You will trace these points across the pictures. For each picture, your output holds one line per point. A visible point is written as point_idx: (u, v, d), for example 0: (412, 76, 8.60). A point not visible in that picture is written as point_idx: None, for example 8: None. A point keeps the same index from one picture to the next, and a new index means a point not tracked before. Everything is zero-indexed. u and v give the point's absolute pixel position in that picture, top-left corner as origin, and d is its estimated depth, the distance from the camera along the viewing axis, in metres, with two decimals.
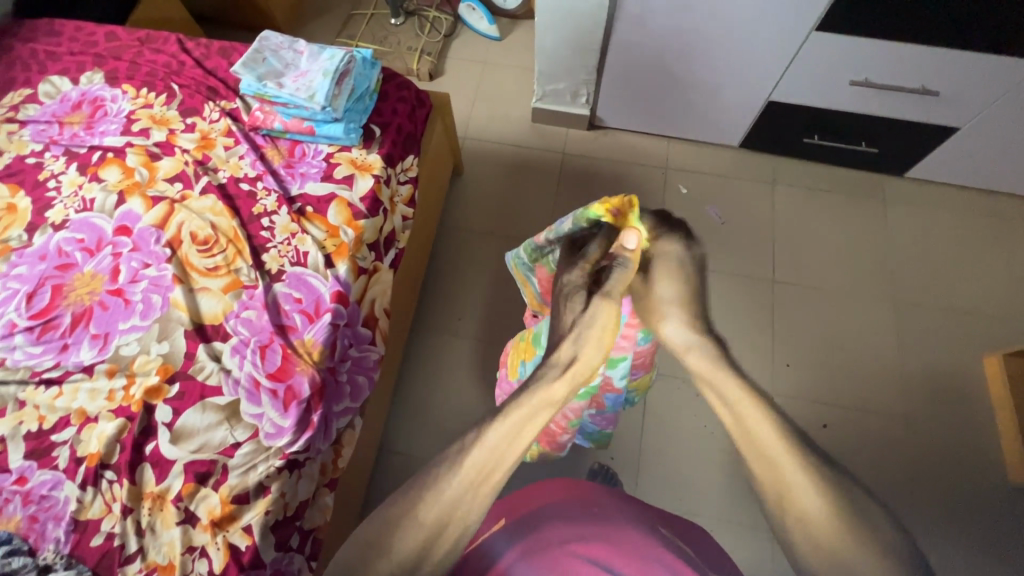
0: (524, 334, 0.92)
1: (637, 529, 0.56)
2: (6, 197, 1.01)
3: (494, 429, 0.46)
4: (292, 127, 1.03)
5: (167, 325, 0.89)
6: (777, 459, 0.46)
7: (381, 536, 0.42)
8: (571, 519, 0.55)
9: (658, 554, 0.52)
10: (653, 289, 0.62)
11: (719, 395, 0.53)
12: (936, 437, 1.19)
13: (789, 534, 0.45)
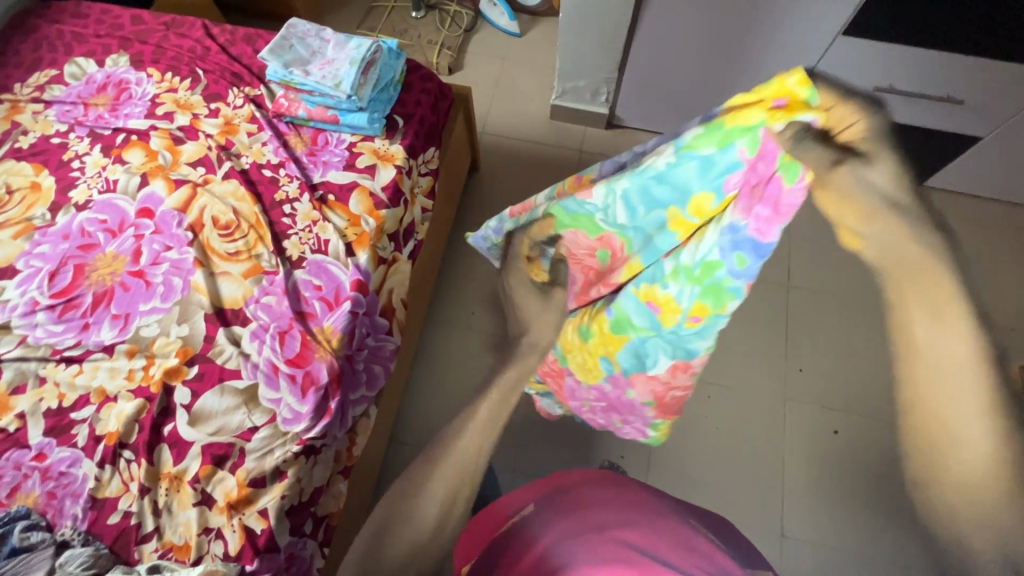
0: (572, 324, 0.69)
1: (666, 521, 0.56)
2: (30, 176, 1.01)
3: (482, 404, 0.52)
4: (316, 115, 1.04)
5: (187, 308, 0.90)
6: (956, 384, 0.34)
7: (398, 508, 0.44)
8: (607, 506, 0.56)
9: (688, 546, 0.52)
10: (863, 182, 0.39)
11: (915, 288, 0.37)
12: None
13: (925, 465, 0.36)
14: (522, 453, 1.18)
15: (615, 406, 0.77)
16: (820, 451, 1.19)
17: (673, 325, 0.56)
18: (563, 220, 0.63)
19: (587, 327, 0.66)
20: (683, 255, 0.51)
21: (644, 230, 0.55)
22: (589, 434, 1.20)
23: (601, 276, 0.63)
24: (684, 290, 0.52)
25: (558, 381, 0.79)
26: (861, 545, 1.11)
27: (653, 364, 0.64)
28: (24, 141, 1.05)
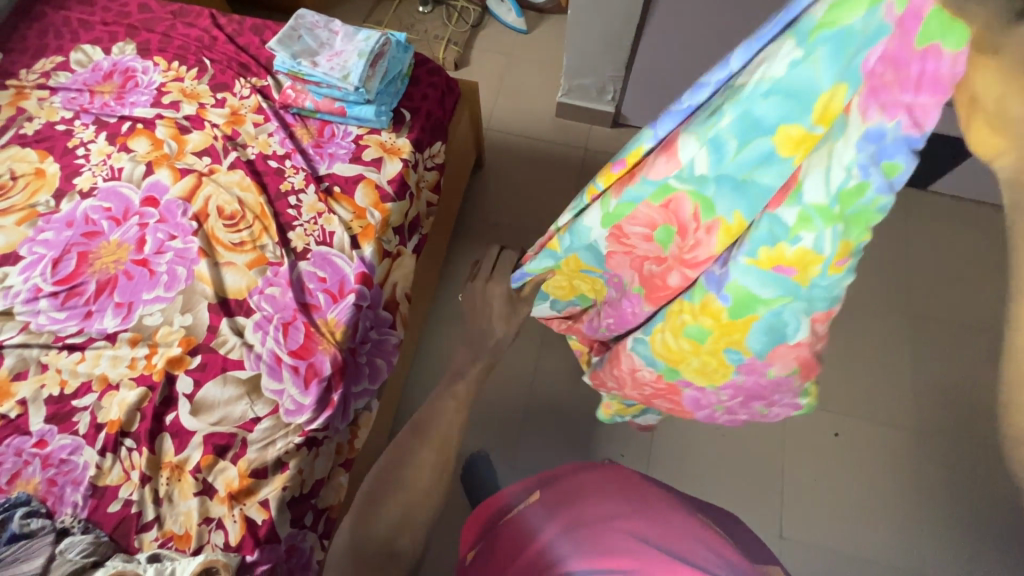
0: (660, 333, 0.62)
1: (673, 514, 0.56)
2: (35, 162, 1.01)
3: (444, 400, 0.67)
4: (324, 107, 1.04)
5: (191, 298, 0.90)
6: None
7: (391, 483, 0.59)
8: (604, 497, 0.56)
9: (695, 539, 0.52)
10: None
11: None
12: (948, 450, 1.20)
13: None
14: (523, 449, 1.18)
15: (757, 394, 0.63)
16: (819, 453, 1.20)
17: (814, 281, 0.48)
18: (620, 206, 0.55)
19: (699, 328, 0.57)
20: (811, 190, 0.43)
21: (743, 172, 0.46)
22: (590, 432, 1.20)
23: (678, 256, 0.55)
24: (821, 234, 0.44)
25: (673, 399, 0.69)
26: (858, 546, 1.12)
27: (793, 332, 0.53)
28: (29, 128, 1.04)
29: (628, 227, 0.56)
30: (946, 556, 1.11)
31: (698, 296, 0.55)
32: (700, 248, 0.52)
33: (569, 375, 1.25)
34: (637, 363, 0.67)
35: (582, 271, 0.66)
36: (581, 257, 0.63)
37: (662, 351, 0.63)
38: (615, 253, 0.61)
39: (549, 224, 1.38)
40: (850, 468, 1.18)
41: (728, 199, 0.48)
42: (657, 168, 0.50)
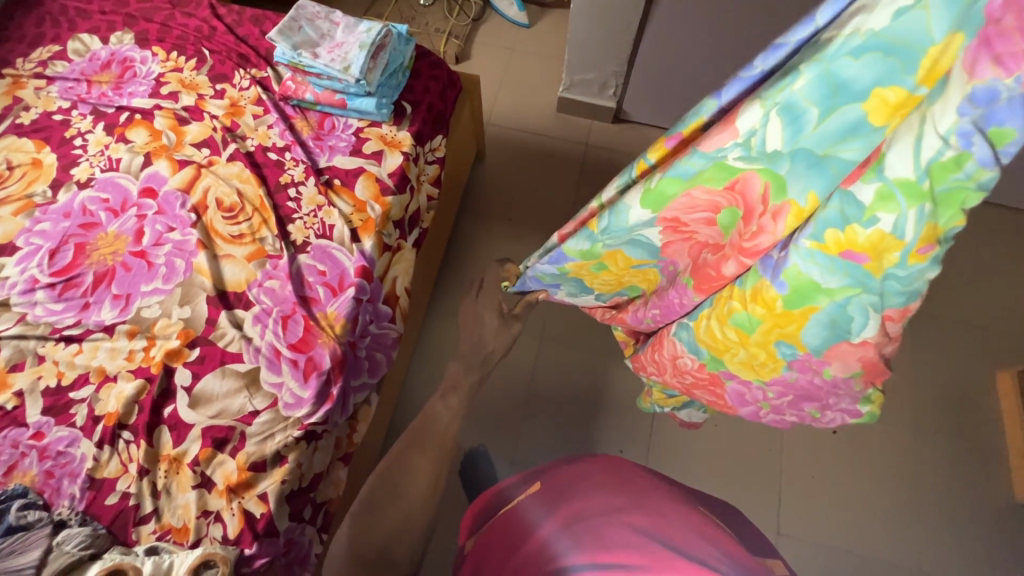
0: (706, 323, 0.63)
1: (676, 509, 0.55)
2: (32, 152, 1.00)
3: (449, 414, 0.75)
4: (324, 99, 1.03)
5: (190, 290, 0.89)
6: None
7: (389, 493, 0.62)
8: (604, 491, 0.56)
9: (698, 535, 0.52)
10: None
11: None
12: (944, 447, 1.20)
13: None
14: (522, 443, 1.18)
15: (809, 394, 0.62)
16: (817, 450, 1.20)
17: (888, 269, 0.46)
18: (665, 182, 0.53)
19: (748, 317, 0.57)
20: (896, 165, 0.41)
21: (824, 145, 0.44)
22: (589, 427, 1.20)
23: (737, 244, 0.55)
24: (902, 215, 0.42)
25: (715, 391, 0.70)
26: (855, 542, 1.12)
27: (858, 329, 0.51)
28: (25, 118, 1.03)
29: (680, 212, 0.56)
30: (942, 553, 1.12)
31: (752, 283, 0.55)
32: (763, 234, 0.51)
33: (572, 370, 1.25)
34: (680, 349, 0.69)
35: (629, 263, 0.67)
36: (626, 248, 0.64)
37: (707, 338, 0.64)
38: (667, 240, 0.61)
39: (548, 220, 1.38)
40: (848, 465, 1.18)
41: (802, 175, 0.46)
42: (713, 140, 0.48)
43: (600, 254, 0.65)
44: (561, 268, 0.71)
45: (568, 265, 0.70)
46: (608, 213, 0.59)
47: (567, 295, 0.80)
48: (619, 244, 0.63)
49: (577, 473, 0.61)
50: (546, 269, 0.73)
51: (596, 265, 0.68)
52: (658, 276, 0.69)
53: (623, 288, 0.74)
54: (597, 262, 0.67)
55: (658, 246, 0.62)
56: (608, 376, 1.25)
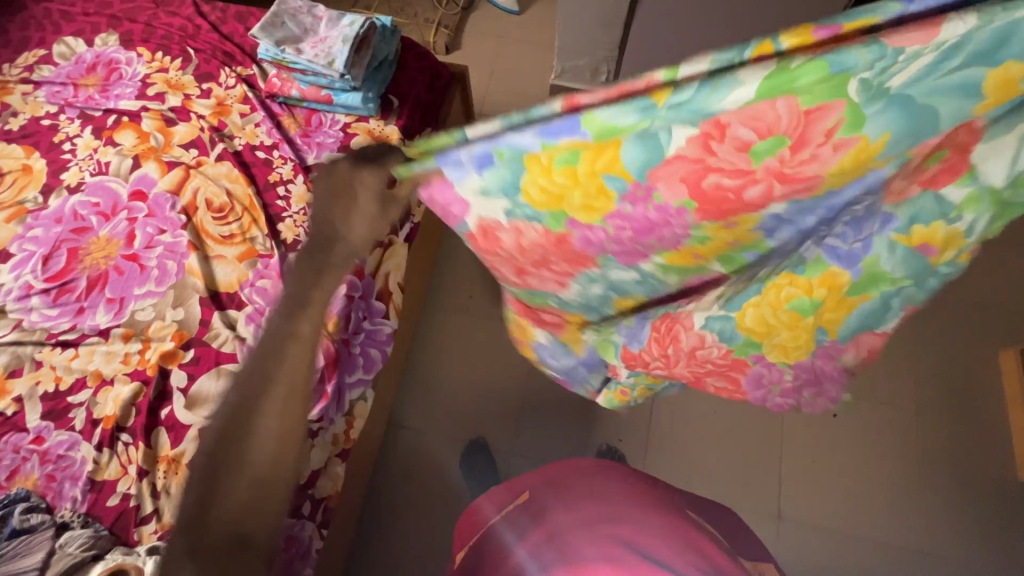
0: (762, 308, 0.57)
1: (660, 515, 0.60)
2: (22, 158, 1.00)
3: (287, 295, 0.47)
4: (310, 95, 1.02)
5: (183, 291, 0.89)
6: None
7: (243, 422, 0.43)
8: (594, 500, 0.62)
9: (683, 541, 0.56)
10: None
11: None
12: (944, 430, 1.20)
13: None
14: (523, 437, 1.18)
15: (815, 381, 0.62)
16: (817, 434, 1.20)
17: (945, 265, 0.48)
18: (809, 68, 0.38)
19: (810, 301, 0.54)
20: (991, 173, 0.43)
21: (928, 94, 0.39)
22: (589, 416, 1.20)
23: (776, 169, 0.45)
24: (983, 217, 0.45)
25: (732, 376, 0.65)
26: (856, 526, 1.12)
27: (885, 318, 0.53)
28: (15, 123, 1.03)
29: (735, 122, 0.43)
30: (944, 534, 1.12)
31: (818, 267, 0.52)
32: (811, 163, 0.44)
33: None
34: (707, 339, 0.61)
35: (603, 172, 0.49)
36: (627, 145, 0.47)
37: (751, 324, 0.58)
38: (685, 153, 0.46)
39: None
40: (847, 448, 1.18)
41: (887, 112, 0.41)
42: (903, 37, 0.36)
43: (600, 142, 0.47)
44: (511, 154, 0.50)
45: (517, 156, 0.50)
46: (699, 85, 0.41)
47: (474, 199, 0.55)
48: (630, 134, 0.46)
49: (563, 481, 0.67)
50: (481, 155, 0.50)
51: (567, 154, 0.48)
52: (568, 229, 0.56)
53: (561, 214, 0.54)
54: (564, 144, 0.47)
55: (656, 162, 0.47)
56: None
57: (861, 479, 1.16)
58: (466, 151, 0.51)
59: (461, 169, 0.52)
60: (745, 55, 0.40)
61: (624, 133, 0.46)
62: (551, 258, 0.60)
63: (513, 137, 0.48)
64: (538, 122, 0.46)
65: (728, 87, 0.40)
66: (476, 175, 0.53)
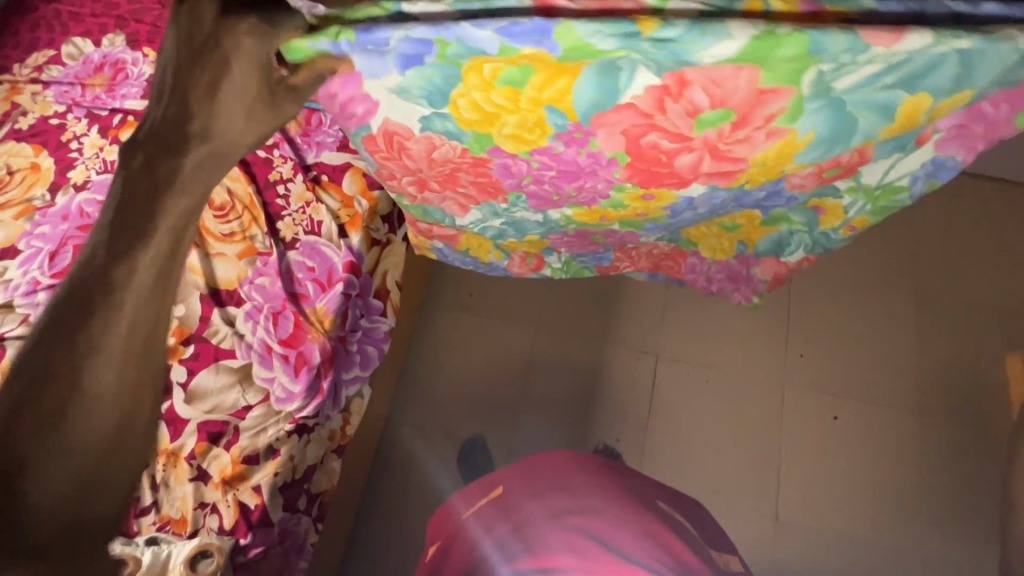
0: (706, 228, 0.87)
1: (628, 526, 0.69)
2: (31, 156, 1.02)
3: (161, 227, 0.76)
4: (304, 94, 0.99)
5: (183, 288, 0.88)
6: None
7: None
8: (566, 494, 0.73)
9: (647, 538, 0.67)
10: None
11: None
12: (946, 433, 1.18)
13: None
14: (520, 433, 1.18)
15: (735, 275, 0.94)
16: (816, 435, 1.19)
17: (829, 227, 0.82)
18: (795, 38, 0.51)
19: (732, 224, 0.85)
20: (869, 174, 0.73)
21: (853, 105, 0.61)
22: (587, 414, 1.20)
23: (712, 142, 0.64)
24: (859, 203, 0.78)
25: (676, 262, 0.97)
26: (855, 529, 1.12)
27: (789, 253, 0.87)
28: (24, 122, 1.06)
29: (696, 80, 0.56)
30: (944, 537, 1.11)
31: (741, 212, 0.81)
32: (742, 141, 0.64)
33: (570, 361, 1.24)
34: (660, 244, 0.92)
35: (547, 103, 0.61)
36: (583, 80, 0.58)
37: (692, 233, 0.89)
38: (639, 104, 0.60)
39: None
40: (848, 450, 1.18)
41: (822, 113, 0.61)
42: (878, 35, 0.51)
43: (564, 66, 0.56)
44: (451, 49, 0.55)
45: (450, 66, 0.58)
46: (689, 28, 0.50)
47: (387, 94, 0.63)
48: (594, 65, 0.56)
49: (533, 479, 0.77)
50: (411, 51, 0.56)
51: (516, 75, 0.58)
52: (487, 155, 0.70)
53: (485, 136, 0.67)
54: (518, 65, 0.57)
55: (607, 106, 0.60)
56: (607, 365, 1.24)
57: (860, 483, 1.15)
58: (402, 32, 0.54)
59: (384, 62, 0.58)
60: (734, 6, 0.52)
61: (591, 60, 0.55)
62: (458, 175, 0.74)
63: (467, 30, 0.52)
64: (509, 20, 0.51)
65: (715, 37, 0.50)
66: (397, 73, 0.60)
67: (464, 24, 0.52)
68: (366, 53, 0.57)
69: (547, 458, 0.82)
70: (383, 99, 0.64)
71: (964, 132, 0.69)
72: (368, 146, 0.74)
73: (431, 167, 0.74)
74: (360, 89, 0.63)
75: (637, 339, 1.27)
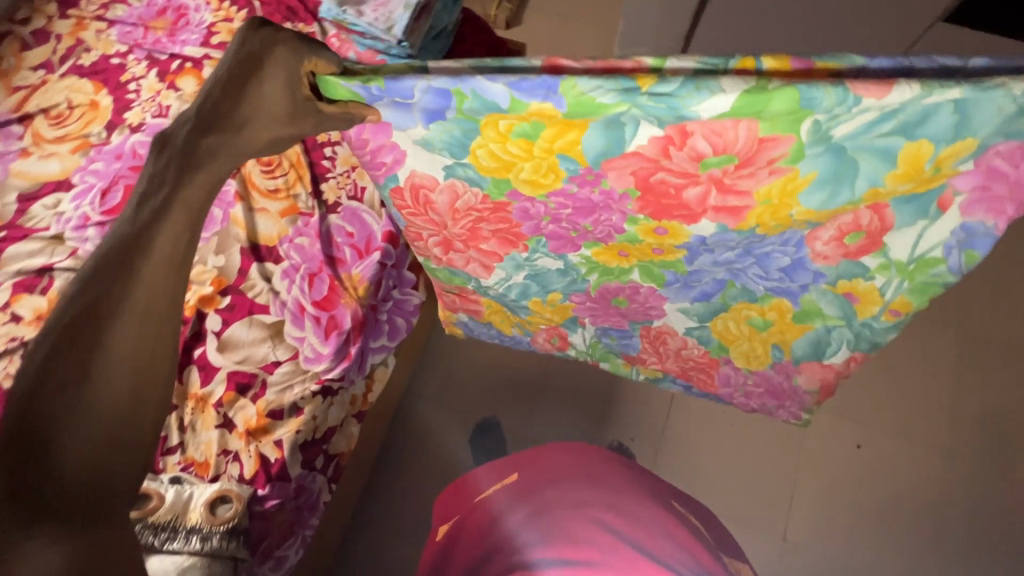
0: (734, 326, 0.86)
1: (647, 526, 0.68)
2: (90, 93, 1.04)
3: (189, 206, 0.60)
4: (364, 58, 0.98)
5: (225, 240, 0.91)
6: None
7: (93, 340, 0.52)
8: (586, 488, 0.73)
9: (666, 540, 0.66)
10: None
11: None
12: (975, 478, 1.15)
13: None
14: (535, 421, 1.18)
15: (774, 390, 0.98)
16: (837, 461, 1.16)
17: (867, 314, 0.77)
18: (785, 92, 0.49)
19: (762, 320, 0.84)
20: (897, 250, 0.69)
21: (858, 151, 0.56)
22: (604, 411, 1.20)
23: (717, 177, 0.61)
24: (892, 284, 0.73)
25: (707, 370, 0.98)
26: (867, 560, 1.09)
27: (831, 348, 0.84)
28: (86, 59, 1.08)
29: (697, 131, 0.55)
30: None
31: (769, 302, 0.81)
32: (748, 179, 0.60)
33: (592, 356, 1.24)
34: (690, 343, 0.93)
35: (559, 152, 0.61)
36: (590, 133, 0.58)
37: (721, 331, 0.88)
38: (645, 152, 0.59)
39: None
40: (869, 481, 1.15)
41: (823, 158, 0.57)
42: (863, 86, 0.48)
43: (572, 122, 0.56)
44: (467, 101, 0.56)
45: (468, 120, 0.59)
46: (683, 82, 0.50)
47: (414, 145, 0.67)
48: (599, 121, 0.56)
49: (550, 475, 0.77)
50: (433, 104, 0.58)
51: (528, 130, 0.59)
52: (507, 199, 0.71)
53: (504, 181, 0.68)
54: (530, 121, 0.57)
55: (615, 154, 0.60)
56: None
57: (876, 515, 1.12)
58: (424, 83, 0.55)
59: (410, 114, 0.61)
60: (728, 65, 0.51)
61: (598, 117, 0.55)
62: (479, 225, 0.78)
63: (482, 83, 0.54)
64: (518, 76, 0.52)
65: (709, 91, 0.49)
66: (422, 125, 0.63)
67: (478, 77, 0.53)
68: (394, 105, 0.59)
69: (574, 450, 0.83)
70: (410, 149, 0.68)
71: (990, 195, 0.61)
72: (396, 199, 0.79)
73: (455, 221, 0.78)
74: (390, 138, 0.67)
75: None
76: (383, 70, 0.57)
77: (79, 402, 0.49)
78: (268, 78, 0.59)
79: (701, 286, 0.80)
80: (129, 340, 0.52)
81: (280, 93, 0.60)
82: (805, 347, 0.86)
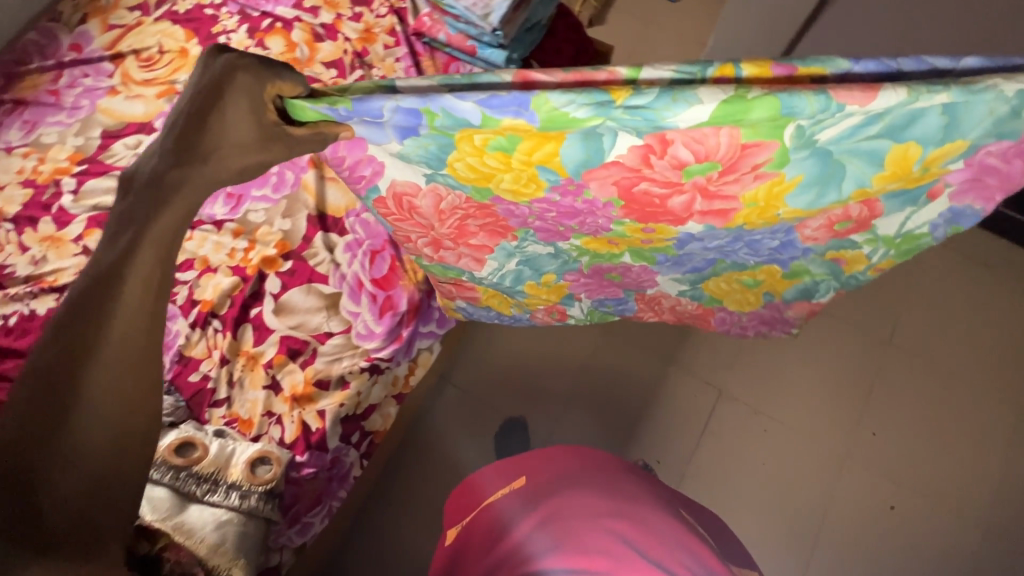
0: (723, 288, 0.85)
1: (665, 539, 0.66)
2: (180, 41, 1.06)
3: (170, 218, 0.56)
4: (456, 42, 1.00)
5: (294, 205, 0.92)
6: None
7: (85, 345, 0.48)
8: (600, 495, 0.71)
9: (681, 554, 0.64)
10: None
11: None
12: (1009, 562, 1.10)
13: None
14: (563, 425, 1.18)
15: (766, 319, 0.94)
16: (865, 518, 1.13)
17: (852, 271, 0.81)
18: (764, 100, 0.48)
19: (752, 279, 0.83)
20: (885, 226, 0.72)
21: (844, 155, 0.57)
22: (634, 427, 1.18)
23: (701, 185, 0.61)
24: (879, 251, 0.77)
25: (705, 318, 0.95)
26: None
27: (820, 294, 0.86)
28: (182, 6, 1.09)
29: (676, 141, 0.53)
30: None
31: (760, 268, 0.80)
32: (733, 183, 0.60)
33: (629, 369, 1.22)
34: (683, 301, 0.91)
35: (537, 164, 0.59)
36: (568, 144, 0.56)
37: (713, 290, 0.86)
38: (624, 161, 0.58)
39: None
40: (896, 544, 1.11)
41: (809, 162, 0.58)
42: (850, 94, 0.49)
43: (548, 135, 0.54)
44: (438, 120, 0.55)
45: (443, 135, 0.58)
46: (658, 95, 0.48)
47: (389, 156, 0.66)
48: (576, 133, 0.53)
49: (564, 480, 0.75)
50: (404, 123, 0.57)
51: (504, 143, 0.57)
52: (490, 203, 0.70)
53: (485, 189, 0.67)
54: (505, 136, 0.55)
55: (595, 164, 0.58)
56: (666, 384, 1.21)
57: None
58: (392, 104, 0.54)
59: (382, 131, 0.59)
60: (706, 73, 0.50)
61: (574, 130, 0.53)
62: (466, 223, 0.76)
63: (451, 101, 0.52)
64: (488, 93, 0.50)
65: (686, 103, 0.48)
66: (397, 141, 0.61)
67: (447, 96, 0.51)
68: (366, 123, 0.57)
69: (583, 455, 0.81)
70: (389, 162, 0.68)
71: (980, 185, 0.65)
72: (380, 208, 0.78)
73: (442, 222, 0.77)
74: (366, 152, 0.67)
75: (704, 369, 1.23)
76: (350, 93, 0.56)
77: (63, 466, 0.45)
78: (230, 104, 0.56)
79: (692, 261, 0.78)
80: (112, 386, 0.48)
81: (247, 119, 0.56)
82: (792, 293, 0.86)
